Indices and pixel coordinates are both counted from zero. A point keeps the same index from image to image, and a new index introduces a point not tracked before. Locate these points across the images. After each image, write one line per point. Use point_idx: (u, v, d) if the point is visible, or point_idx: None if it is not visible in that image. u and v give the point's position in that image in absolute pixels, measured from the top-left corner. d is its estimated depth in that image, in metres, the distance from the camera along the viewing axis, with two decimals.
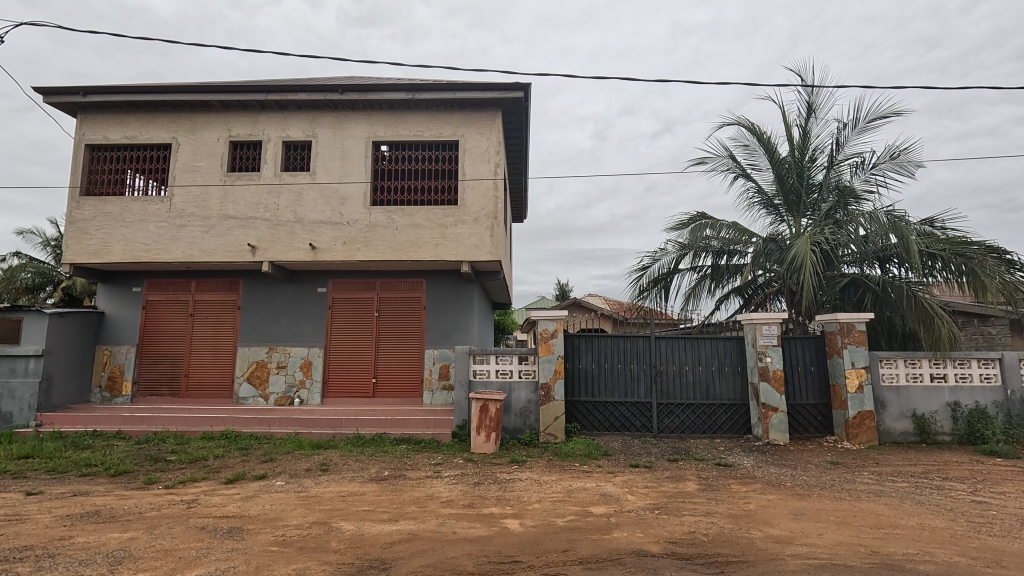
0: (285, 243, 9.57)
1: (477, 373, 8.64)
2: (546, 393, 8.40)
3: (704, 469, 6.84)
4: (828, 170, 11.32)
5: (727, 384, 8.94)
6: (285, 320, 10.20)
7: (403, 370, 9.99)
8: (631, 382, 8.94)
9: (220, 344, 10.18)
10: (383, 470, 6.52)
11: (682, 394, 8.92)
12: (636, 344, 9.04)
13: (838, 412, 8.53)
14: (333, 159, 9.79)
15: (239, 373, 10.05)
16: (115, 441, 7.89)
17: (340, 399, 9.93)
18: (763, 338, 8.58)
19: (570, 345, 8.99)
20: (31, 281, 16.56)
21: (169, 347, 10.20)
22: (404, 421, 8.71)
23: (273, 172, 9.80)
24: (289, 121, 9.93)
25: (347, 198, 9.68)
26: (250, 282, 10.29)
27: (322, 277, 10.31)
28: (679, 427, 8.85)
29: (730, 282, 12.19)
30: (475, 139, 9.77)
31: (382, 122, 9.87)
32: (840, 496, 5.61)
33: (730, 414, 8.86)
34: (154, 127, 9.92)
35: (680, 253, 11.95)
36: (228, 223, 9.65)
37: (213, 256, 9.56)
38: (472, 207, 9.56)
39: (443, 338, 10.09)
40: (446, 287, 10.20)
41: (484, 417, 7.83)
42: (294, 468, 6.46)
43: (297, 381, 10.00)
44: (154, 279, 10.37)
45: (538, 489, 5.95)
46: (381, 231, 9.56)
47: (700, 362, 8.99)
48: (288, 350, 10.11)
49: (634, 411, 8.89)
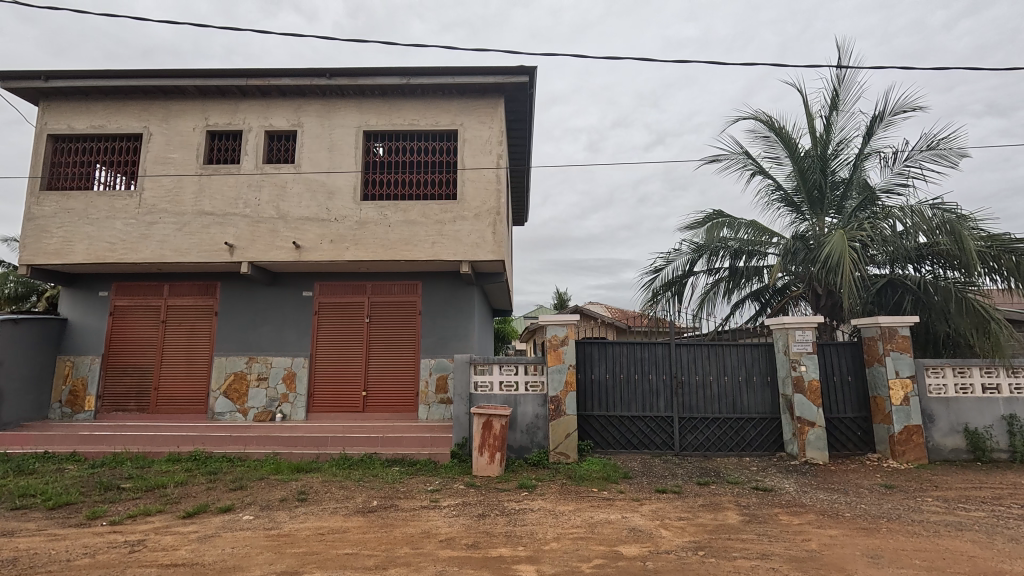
0: (266, 241, 8.69)
1: (479, 386, 7.73)
2: (556, 407, 7.52)
3: (742, 496, 5.93)
4: (854, 167, 10.55)
5: (755, 396, 8.07)
6: (266, 327, 9.29)
7: (395, 382, 9.07)
8: (650, 395, 8.06)
9: (194, 354, 9.23)
10: (371, 499, 5.58)
11: (707, 408, 8.04)
12: (655, 353, 8.19)
13: (881, 427, 7.66)
14: (319, 149, 8.95)
15: (215, 387, 9.09)
16: (66, 465, 6.92)
17: (327, 414, 8.99)
18: (795, 344, 7.75)
19: (581, 353, 8.13)
20: (15, 293, 15.49)
21: (138, 358, 9.24)
22: (397, 439, 7.77)
23: (254, 164, 8.94)
24: (272, 108, 9.08)
25: (335, 192, 8.83)
26: (228, 285, 9.38)
27: (308, 280, 9.42)
28: (703, 444, 7.96)
29: (749, 285, 11.40)
30: (476, 128, 8.94)
31: (374, 110, 9.05)
32: (915, 531, 4.71)
33: (759, 430, 7.98)
34: (123, 116, 9.05)
35: (695, 255, 11.16)
36: (204, 219, 8.76)
37: (186, 256, 8.65)
38: (472, 202, 8.72)
39: (440, 345, 9.19)
40: (444, 291, 9.33)
41: (487, 436, 6.90)
42: (266, 498, 5.49)
43: (279, 394, 9.06)
44: (123, 282, 9.44)
45: (553, 523, 5.02)
46: (372, 228, 8.69)
47: (725, 372, 8.13)
48: (270, 361, 9.18)
49: (653, 426, 8.00)
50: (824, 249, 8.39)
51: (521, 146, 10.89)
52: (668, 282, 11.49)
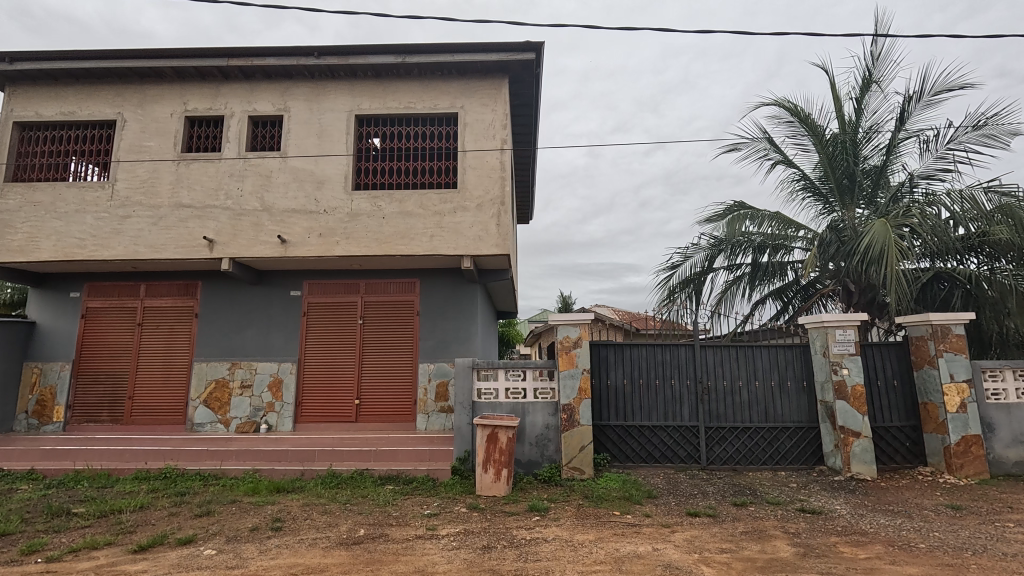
0: (249, 235, 7.94)
1: (482, 393, 6.93)
2: (569, 417, 6.71)
3: (789, 521, 5.12)
4: (887, 155, 9.79)
5: (789, 403, 7.24)
6: (251, 330, 8.53)
7: (391, 389, 8.29)
8: (672, 402, 7.25)
9: (172, 360, 8.48)
10: (357, 528, 4.78)
11: (736, 416, 7.23)
12: (678, 355, 7.39)
13: (933, 438, 6.83)
14: (307, 135, 8.21)
15: (195, 395, 8.32)
16: (18, 486, 6.16)
17: (316, 425, 8.21)
18: (835, 345, 6.95)
19: (596, 357, 7.34)
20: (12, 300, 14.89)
21: (111, 365, 8.49)
22: (392, 453, 6.98)
23: (237, 152, 8.22)
24: (256, 92, 8.36)
25: (324, 181, 8.08)
26: (210, 285, 8.64)
27: (296, 278, 8.66)
28: (733, 457, 7.15)
29: (774, 282, 10.64)
30: (477, 111, 8.19)
31: (367, 93, 8.32)
32: (1011, 570, 3.88)
33: (795, 441, 7.16)
34: (95, 101, 8.35)
35: (714, 250, 10.54)
36: (182, 212, 8.02)
37: (162, 252, 7.92)
38: (474, 191, 7.96)
39: (439, 348, 8.41)
40: (443, 289, 8.56)
41: (492, 450, 6.10)
42: (234, 528, 4.70)
43: (264, 403, 8.29)
44: (96, 282, 8.71)
45: (572, 558, 4.20)
46: (365, 220, 7.94)
47: (756, 377, 7.32)
48: (254, 366, 8.41)
49: (676, 437, 7.19)
50: (864, 239, 7.65)
51: (526, 134, 10.16)
52: (685, 279, 10.79)
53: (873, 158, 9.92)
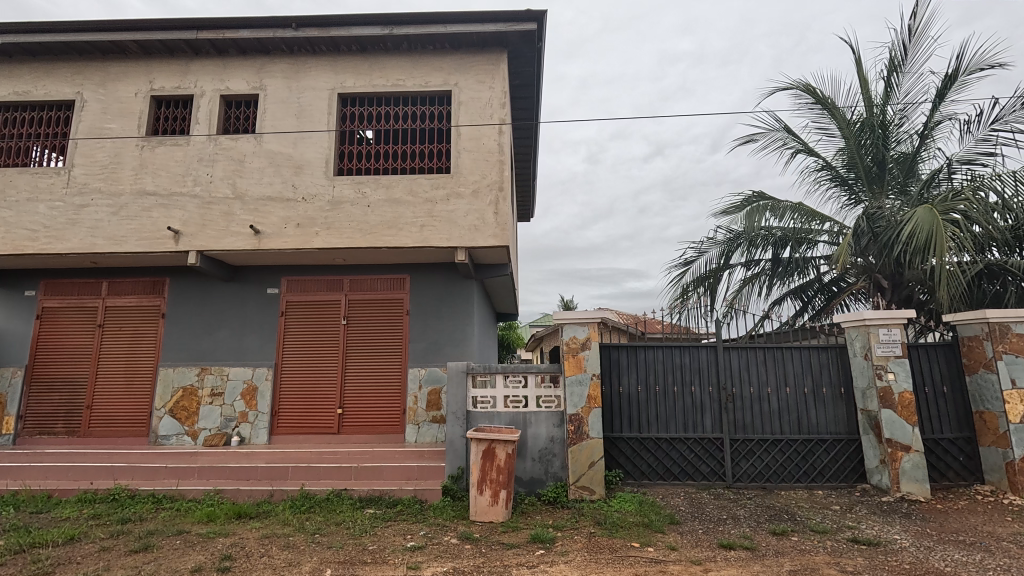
0: (219, 226, 7.14)
1: (478, 402, 6.10)
2: (577, 428, 5.91)
3: (842, 556, 4.27)
4: (920, 140, 8.99)
5: (825, 412, 6.42)
6: (223, 332, 7.72)
7: (378, 397, 7.46)
8: (693, 411, 6.42)
9: (136, 365, 7.66)
10: (323, 567, 3.93)
11: (766, 426, 6.40)
12: (698, 358, 6.57)
13: (992, 452, 5.98)
14: (285, 116, 7.42)
15: (160, 404, 7.50)
16: None
17: (294, 438, 7.39)
18: (879, 347, 6.12)
19: (606, 361, 6.53)
20: None
21: (69, 370, 7.67)
22: (376, 470, 6.14)
23: (207, 135, 7.43)
24: (229, 69, 7.58)
25: (303, 166, 7.29)
26: (179, 282, 7.84)
27: (273, 275, 7.84)
28: (762, 473, 6.31)
29: (796, 279, 9.87)
30: (473, 88, 7.41)
31: (352, 69, 7.54)
32: None
33: (833, 456, 6.32)
34: (52, 80, 7.57)
35: (730, 244, 9.85)
36: (145, 201, 7.23)
37: (122, 244, 7.11)
38: (469, 176, 7.18)
39: (431, 351, 7.58)
40: (436, 286, 7.75)
41: (489, 468, 5.26)
42: (172, 569, 3.85)
43: (236, 413, 7.46)
44: (53, 279, 7.91)
45: None
46: (348, 208, 7.14)
47: (787, 383, 6.50)
48: (226, 372, 7.59)
49: (698, 451, 6.34)
50: (907, 227, 6.88)
51: (527, 119, 9.37)
52: (699, 276, 10.06)
53: (905, 142, 9.13)
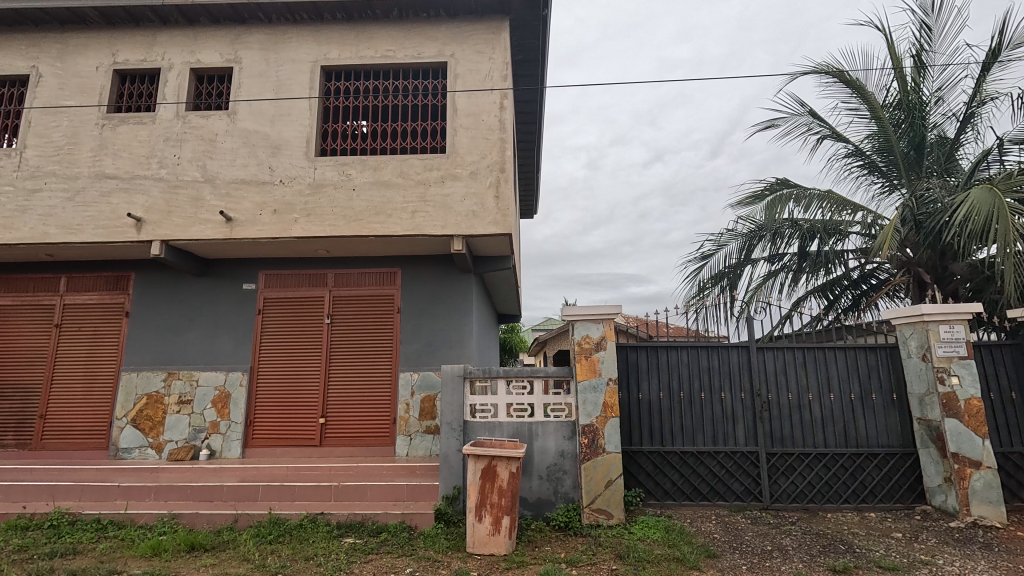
0: (186, 213, 6.36)
1: (476, 411, 5.28)
2: (592, 441, 5.09)
3: None
4: (961, 121, 8.21)
5: (875, 421, 5.60)
6: (192, 332, 6.92)
7: (365, 405, 6.65)
8: (724, 421, 5.60)
9: (96, 370, 6.86)
10: None
11: (806, 438, 5.58)
12: (727, 360, 5.76)
13: None
14: (262, 91, 6.67)
15: (121, 413, 6.70)
16: None
17: (270, 451, 6.57)
18: (939, 346, 5.30)
19: (623, 363, 5.73)
20: None
21: (20, 375, 6.89)
22: (360, 489, 5.32)
23: (175, 112, 6.67)
24: (200, 40, 6.84)
25: (281, 146, 6.52)
26: (145, 277, 7.05)
27: (250, 268, 7.06)
28: (804, 492, 5.48)
29: (822, 275, 9.08)
30: (471, 60, 6.64)
31: (336, 40, 6.78)
32: None
33: (886, 472, 5.49)
34: (4, 53, 6.83)
35: (752, 238, 9.06)
36: (104, 185, 6.45)
37: (76, 233, 6.33)
38: (466, 156, 6.40)
39: (424, 354, 6.77)
40: (430, 281, 6.95)
41: (490, 491, 4.44)
42: None
43: (206, 424, 6.66)
44: (5, 274, 7.13)
45: None
46: (331, 192, 6.37)
47: (830, 388, 5.68)
48: (195, 377, 6.79)
49: (730, 467, 5.51)
50: (962, 209, 6.06)
51: (531, 100, 8.60)
52: (717, 273, 9.32)
53: (943, 126, 8.35)
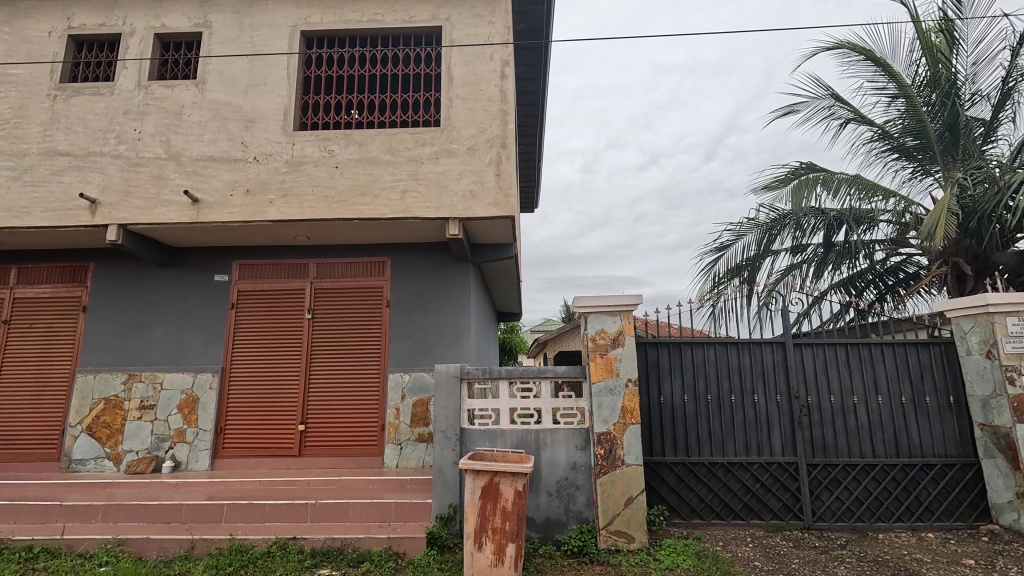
0: (148, 193, 5.64)
1: (474, 417, 4.57)
2: (609, 452, 4.38)
3: None
4: (1000, 100, 7.53)
5: (928, 428, 4.90)
6: (156, 329, 6.19)
7: (349, 411, 5.93)
8: (758, 428, 4.89)
9: (49, 372, 6.13)
10: None
11: (851, 447, 4.88)
12: (761, 358, 5.05)
13: None
14: (234, 58, 5.95)
15: (75, 420, 5.96)
16: None
17: (242, 462, 5.84)
18: (1007, 342, 4.66)
19: (643, 362, 5.03)
20: None
21: None
22: (341, 508, 4.59)
23: (136, 82, 5.95)
24: (166, 3, 6.13)
25: (256, 119, 5.81)
26: (104, 268, 6.32)
27: (222, 258, 6.34)
28: (850, 510, 4.77)
29: (847, 267, 8.40)
30: (468, 24, 5.94)
31: (318, 3, 6.08)
32: None
33: (943, 486, 4.79)
34: None
35: (773, 228, 8.39)
36: (55, 162, 5.72)
37: (22, 216, 5.60)
38: (463, 130, 5.70)
39: (417, 353, 6.05)
40: (423, 272, 6.24)
41: (491, 512, 3.73)
42: None
43: (171, 432, 5.92)
44: None
45: None
46: (310, 170, 5.65)
47: (877, 390, 4.99)
48: (159, 380, 6.05)
49: (766, 480, 4.80)
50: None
51: (534, 77, 7.90)
52: (735, 266, 8.64)
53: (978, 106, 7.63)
